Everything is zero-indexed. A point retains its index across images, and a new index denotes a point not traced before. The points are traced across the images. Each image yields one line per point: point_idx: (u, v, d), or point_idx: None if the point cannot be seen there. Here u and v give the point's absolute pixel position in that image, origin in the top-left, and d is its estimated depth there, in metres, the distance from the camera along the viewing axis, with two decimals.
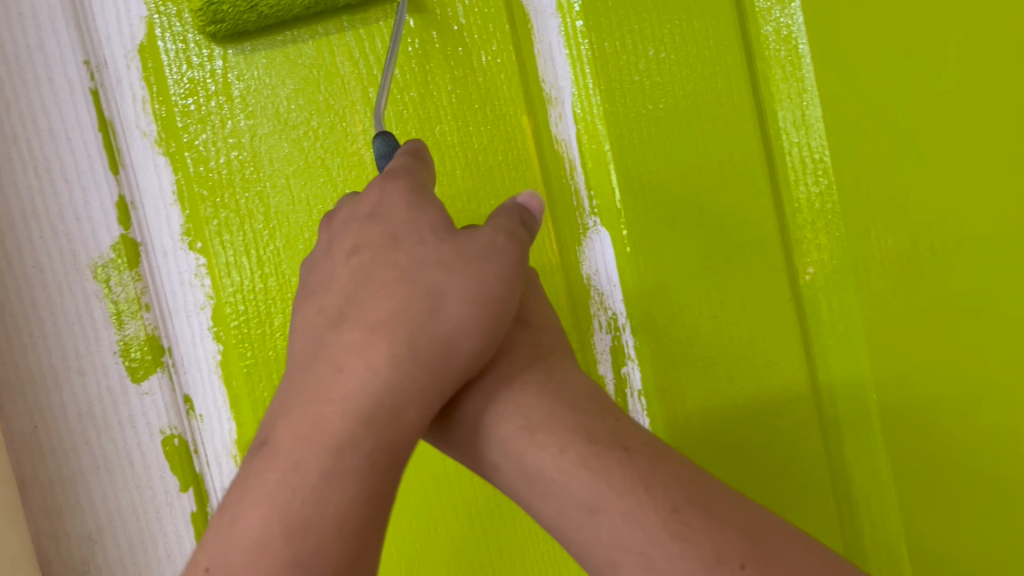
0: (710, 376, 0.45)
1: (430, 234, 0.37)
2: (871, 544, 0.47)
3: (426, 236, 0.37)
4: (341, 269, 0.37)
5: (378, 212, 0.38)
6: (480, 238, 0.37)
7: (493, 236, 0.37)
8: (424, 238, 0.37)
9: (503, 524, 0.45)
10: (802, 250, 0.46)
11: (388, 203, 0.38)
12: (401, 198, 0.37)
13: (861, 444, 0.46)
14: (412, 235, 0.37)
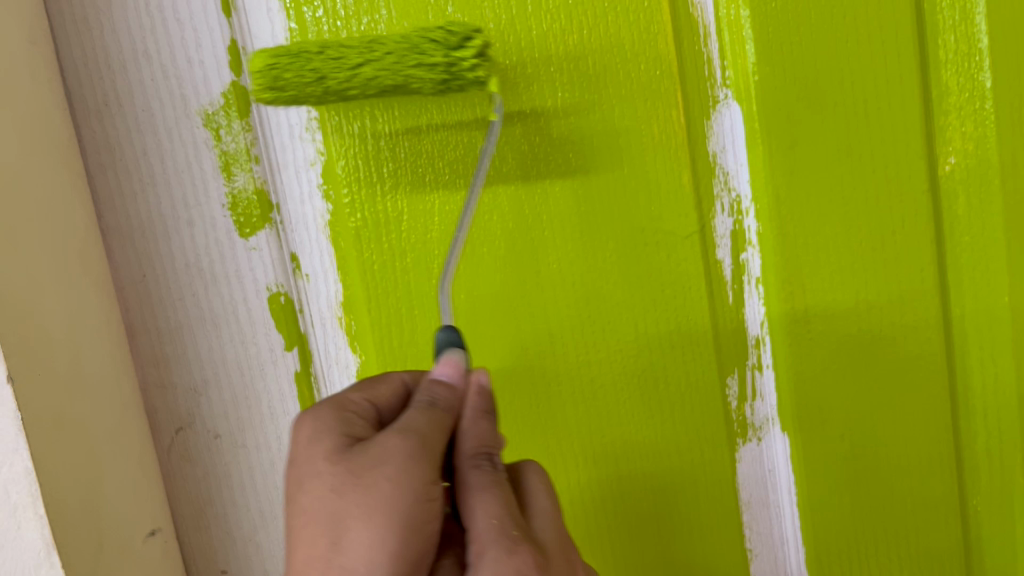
0: (836, 267, 0.43)
1: (323, 463, 0.32)
2: (983, 446, 0.46)
3: (320, 467, 0.32)
4: (304, 512, 0.31)
5: (290, 456, 0.33)
6: (374, 446, 0.32)
7: (381, 482, 0.30)
8: (318, 471, 0.32)
9: (603, 412, 0.43)
10: (945, 138, 0.42)
11: (298, 438, 0.33)
12: (402, 420, 0.33)
13: (984, 345, 0.44)
14: (309, 471, 0.32)
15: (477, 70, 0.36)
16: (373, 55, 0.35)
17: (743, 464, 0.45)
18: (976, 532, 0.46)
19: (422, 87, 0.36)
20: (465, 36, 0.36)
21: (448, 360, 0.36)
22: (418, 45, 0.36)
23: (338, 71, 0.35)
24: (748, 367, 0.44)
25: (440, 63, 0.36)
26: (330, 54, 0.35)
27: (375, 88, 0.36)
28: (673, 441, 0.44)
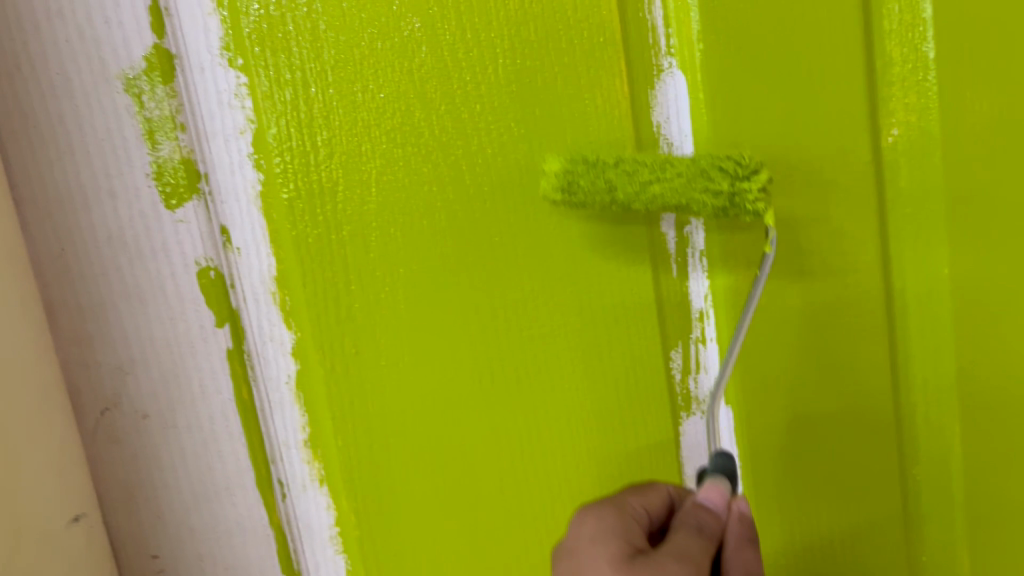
0: (778, 239, 0.43)
1: (604, 564, 0.36)
2: (922, 416, 0.46)
3: (599, 564, 0.37)
4: None
5: (572, 549, 0.38)
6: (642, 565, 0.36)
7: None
8: (598, 567, 0.36)
9: (547, 390, 0.42)
10: (889, 109, 0.42)
11: (579, 532, 0.39)
12: (676, 546, 0.36)
13: (925, 317, 0.45)
14: None
15: (758, 201, 0.37)
16: (666, 176, 0.38)
17: (688, 439, 0.44)
18: (917, 501, 0.47)
19: (701, 206, 0.39)
20: (753, 168, 0.37)
21: (714, 486, 0.38)
22: (707, 170, 0.38)
23: (629, 184, 0.39)
24: (693, 340, 0.43)
25: (724, 191, 0.38)
26: (624, 167, 0.39)
27: (662, 203, 0.39)
28: (618, 416, 0.43)
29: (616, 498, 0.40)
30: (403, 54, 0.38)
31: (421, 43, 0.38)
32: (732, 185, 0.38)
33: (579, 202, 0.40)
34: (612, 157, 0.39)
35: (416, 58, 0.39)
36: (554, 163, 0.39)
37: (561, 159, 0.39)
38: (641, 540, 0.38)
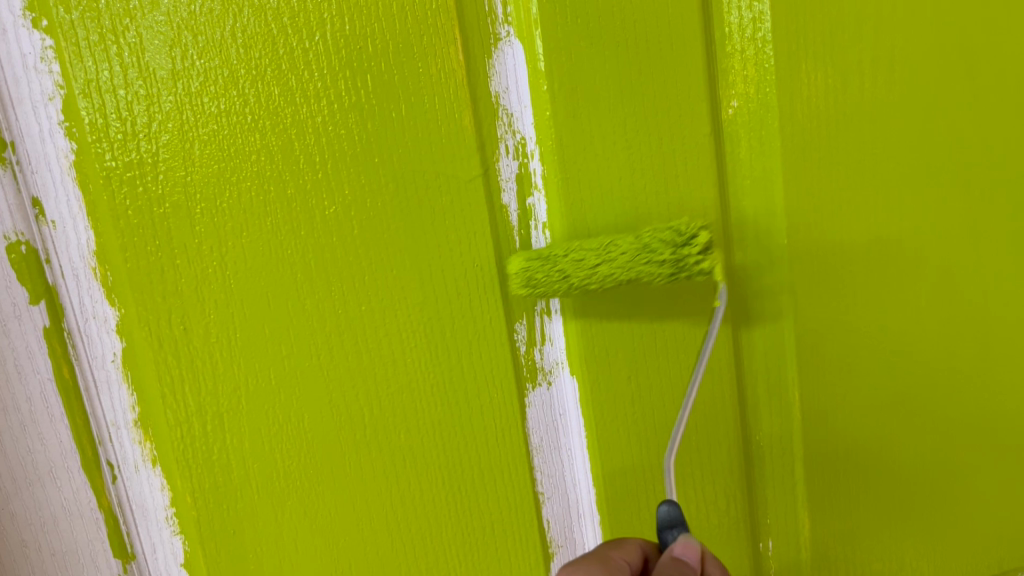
0: (619, 212, 0.43)
1: None
2: (764, 385, 0.47)
3: None
4: None
5: None
6: None
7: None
8: None
9: (388, 362, 0.42)
10: (729, 81, 0.43)
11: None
12: None
13: (766, 287, 0.45)
14: None
15: (702, 262, 0.40)
16: (612, 256, 0.40)
17: (532, 411, 0.45)
18: (761, 465, 0.48)
19: (649, 279, 0.40)
20: (692, 235, 0.39)
21: (688, 543, 0.39)
22: (649, 245, 0.40)
23: (580, 269, 0.39)
24: (536, 313, 0.44)
25: (669, 259, 0.40)
26: (575, 255, 0.40)
27: (612, 282, 0.40)
28: (462, 391, 0.43)
29: (597, 551, 0.40)
30: (226, 19, 0.37)
31: (243, 8, 0.37)
32: (677, 255, 0.39)
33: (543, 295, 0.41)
34: (562, 247, 0.40)
35: (238, 22, 0.37)
36: (515, 263, 0.40)
37: (520, 258, 0.40)
38: None
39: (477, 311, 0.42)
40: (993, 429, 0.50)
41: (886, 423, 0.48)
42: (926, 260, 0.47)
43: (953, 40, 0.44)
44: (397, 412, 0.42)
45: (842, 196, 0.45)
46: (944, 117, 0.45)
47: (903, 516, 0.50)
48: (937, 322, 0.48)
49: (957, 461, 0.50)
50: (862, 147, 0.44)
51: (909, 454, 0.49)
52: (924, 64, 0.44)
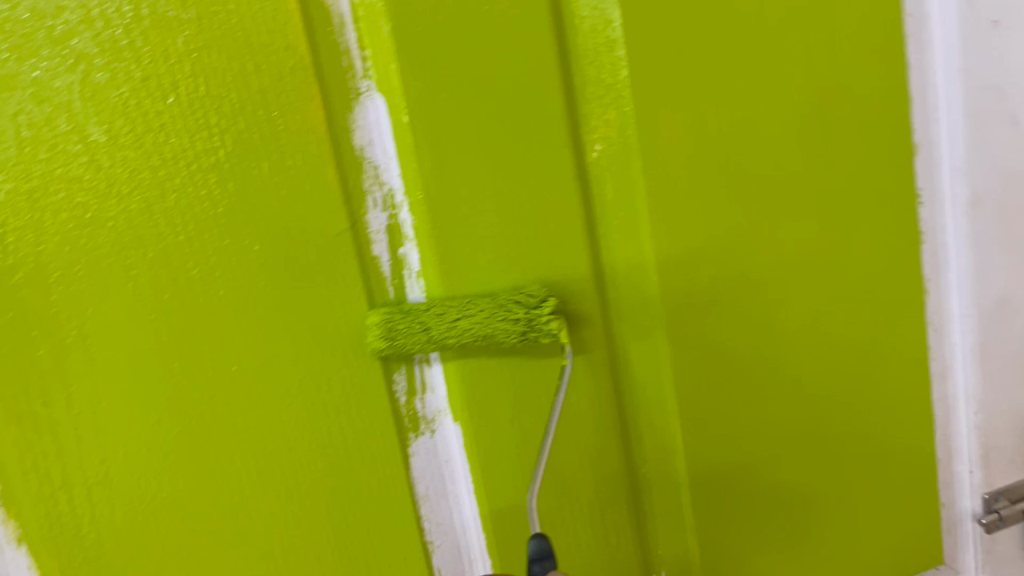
0: (490, 258, 0.43)
1: None
2: (646, 417, 0.48)
3: None
4: None
5: None
6: None
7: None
8: None
9: (263, 421, 0.42)
10: (590, 125, 0.44)
11: None
12: None
13: (638, 320, 0.47)
14: None
15: (552, 322, 0.40)
16: (469, 311, 0.41)
17: (416, 460, 0.45)
18: (648, 497, 0.49)
19: (505, 339, 0.41)
20: (543, 298, 0.41)
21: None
22: (505, 304, 0.41)
23: (439, 323, 0.41)
24: (416, 363, 0.43)
25: (522, 317, 0.41)
26: (436, 309, 0.41)
27: (469, 340, 0.41)
28: (342, 446, 0.43)
29: None
30: (72, 88, 0.36)
31: (89, 76, 0.37)
32: (529, 315, 0.41)
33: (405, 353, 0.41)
34: (426, 303, 0.41)
35: (85, 90, 0.37)
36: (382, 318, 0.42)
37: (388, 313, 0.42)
38: None
39: (355, 366, 0.42)
40: (865, 445, 0.53)
41: (763, 444, 0.50)
42: (789, 287, 0.49)
43: (800, 78, 0.46)
44: (274, 471, 0.42)
45: (708, 231, 0.46)
46: (796, 152, 0.47)
47: (788, 536, 0.52)
48: (803, 346, 0.50)
49: (833, 479, 0.52)
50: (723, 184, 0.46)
51: (787, 472, 0.51)
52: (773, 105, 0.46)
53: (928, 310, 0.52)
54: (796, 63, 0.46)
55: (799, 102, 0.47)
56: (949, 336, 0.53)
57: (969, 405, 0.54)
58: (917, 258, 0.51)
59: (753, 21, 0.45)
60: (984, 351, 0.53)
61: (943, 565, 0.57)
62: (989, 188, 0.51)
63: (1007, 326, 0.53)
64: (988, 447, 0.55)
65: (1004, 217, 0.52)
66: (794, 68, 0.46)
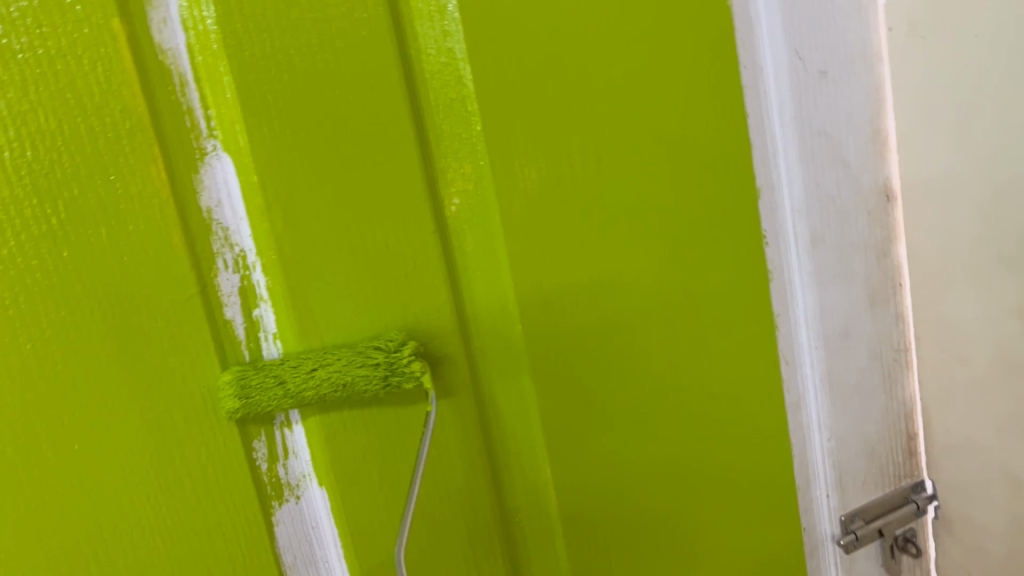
0: (349, 315, 0.42)
1: None
2: (516, 464, 0.48)
3: None
4: None
5: None
6: None
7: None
8: None
9: (111, 502, 0.39)
10: (447, 179, 0.44)
11: None
12: None
13: (505, 368, 0.47)
14: None
15: (413, 364, 0.40)
16: (326, 360, 0.40)
17: (282, 528, 0.43)
18: (523, 542, 0.49)
19: (365, 386, 0.40)
20: (401, 341, 0.41)
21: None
22: (363, 351, 0.40)
23: (296, 375, 0.40)
24: (276, 427, 0.42)
25: (382, 362, 0.40)
26: (291, 362, 0.40)
27: (329, 391, 0.40)
28: (201, 521, 0.40)
29: None
30: None
31: None
32: (390, 359, 0.40)
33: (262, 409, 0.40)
34: (281, 357, 0.40)
35: None
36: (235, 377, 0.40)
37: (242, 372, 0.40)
38: None
39: (210, 435, 0.40)
40: (731, 478, 0.54)
41: (634, 483, 0.51)
42: (649, 329, 0.50)
43: (647, 128, 0.48)
44: (126, 553, 0.40)
45: (568, 278, 0.47)
46: (649, 199, 0.49)
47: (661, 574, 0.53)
48: (666, 385, 0.51)
49: (702, 514, 0.54)
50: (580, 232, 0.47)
51: (658, 509, 0.52)
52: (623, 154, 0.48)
53: (781, 344, 0.55)
54: (643, 113, 0.48)
55: (648, 150, 0.48)
56: (801, 366, 0.56)
57: (822, 433, 0.57)
58: (768, 296, 0.53)
59: (599, 74, 0.46)
60: (832, 380, 0.56)
61: None
62: (826, 227, 0.54)
63: (852, 356, 0.57)
64: (841, 470, 0.58)
65: (840, 251, 0.55)
66: (641, 118, 0.48)
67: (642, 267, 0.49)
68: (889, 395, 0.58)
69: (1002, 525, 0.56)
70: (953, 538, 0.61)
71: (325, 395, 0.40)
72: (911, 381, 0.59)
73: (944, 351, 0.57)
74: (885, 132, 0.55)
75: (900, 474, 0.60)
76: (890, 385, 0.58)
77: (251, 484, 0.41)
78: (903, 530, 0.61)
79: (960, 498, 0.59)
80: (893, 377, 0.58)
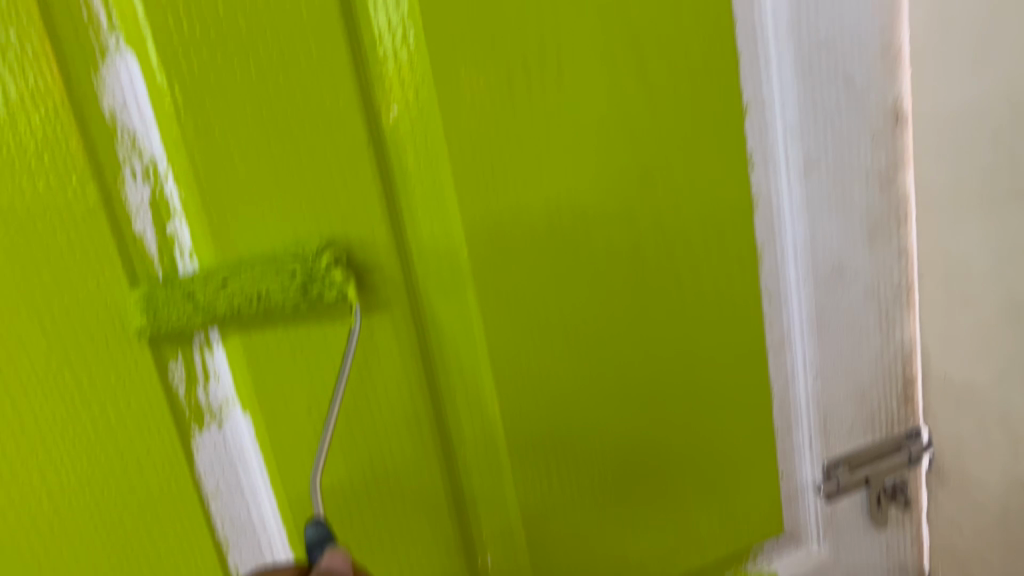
0: (271, 233, 0.39)
1: None
2: (461, 397, 0.45)
3: None
4: None
5: None
6: None
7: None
8: None
9: (15, 420, 0.37)
10: (383, 85, 0.40)
11: None
12: None
13: (450, 296, 0.43)
14: None
15: (333, 272, 0.38)
16: (239, 270, 0.37)
17: (202, 455, 0.41)
18: (469, 477, 0.47)
19: (283, 299, 0.37)
20: (320, 250, 0.38)
21: (337, 551, 0.36)
22: (280, 261, 0.38)
23: (206, 288, 0.37)
24: (195, 349, 0.40)
25: (300, 271, 0.37)
26: (202, 275, 0.37)
27: (244, 306, 0.37)
28: (112, 441, 0.39)
29: None
30: None
31: None
32: (306, 268, 0.38)
33: (172, 329, 0.38)
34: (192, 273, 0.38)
35: None
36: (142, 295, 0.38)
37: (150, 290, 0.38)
38: None
39: (119, 355, 0.38)
40: (701, 420, 0.51)
41: (592, 420, 0.48)
42: (615, 258, 0.46)
43: (617, 35, 0.43)
44: (34, 474, 0.38)
45: (521, 199, 0.43)
46: (617, 115, 0.44)
47: (620, 517, 0.50)
48: (633, 318, 0.47)
49: (668, 456, 0.51)
50: (536, 149, 0.43)
51: (619, 447, 0.49)
52: (588, 63, 0.43)
53: (764, 279, 0.50)
54: (612, 17, 0.43)
55: (618, 60, 0.43)
56: (786, 303, 0.51)
57: (808, 374, 0.53)
58: (752, 225, 0.49)
59: None
60: (822, 317, 0.52)
61: (786, 533, 0.56)
62: (823, 151, 0.49)
63: (845, 293, 0.52)
64: (826, 414, 0.54)
65: (837, 177, 0.50)
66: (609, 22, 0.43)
67: (608, 190, 0.45)
68: (886, 337, 0.54)
69: (999, 480, 0.52)
70: (944, 490, 0.57)
71: (239, 310, 0.37)
72: (912, 322, 0.55)
73: (948, 290, 0.52)
74: (897, 44, 0.49)
75: (893, 421, 0.56)
76: (888, 326, 0.54)
77: (166, 407, 0.39)
78: (894, 480, 0.57)
79: (954, 449, 0.55)
80: (892, 318, 0.54)
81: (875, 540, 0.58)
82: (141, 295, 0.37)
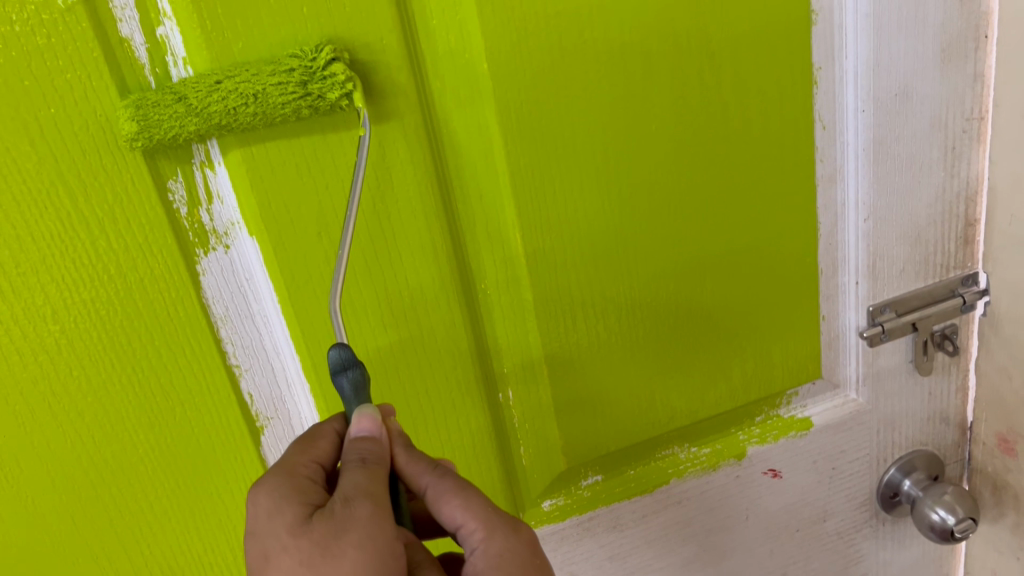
0: (271, 40, 0.35)
1: (288, 538, 0.34)
2: (482, 229, 0.43)
3: (285, 539, 0.34)
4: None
5: (266, 518, 0.34)
6: (348, 488, 0.34)
7: (349, 554, 0.33)
8: (283, 544, 0.34)
9: (11, 238, 0.36)
10: None
11: (256, 511, 0.35)
12: (348, 489, 0.34)
13: (469, 117, 0.40)
14: (275, 547, 0.34)
15: (335, 67, 0.35)
16: (232, 69, 0.34)
17: (209, 279, 0.40)
18: (490, 312, 0.45)
19: (282, 99, 0.34)
20: (318, 46, 0.35)
21: (364, 415, 0.36)
22: (276, 59, 0.35)
23: (198, 89, 0.34)
24: (195, 167, 0.37)
25: (299, 68, 0.34)
26: (192, 77, 0.34)
27: (240, 109, 0.34)
28: (115, 264, 0.37)
29: (282, 458, 0.37)
30: None
31: None
32: (303, 65, 0.35)
33: (165, 137, 0.35)
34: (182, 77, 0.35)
35: None
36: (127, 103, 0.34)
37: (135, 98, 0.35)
38: (318, 494, 0.36)
39: (115, 172, 0.36)
40: (738, 259, 0.48)
41: (622, 256, 0.45)
42: (651, 80, 0.42)
43: None
44: (37, 293, 0.37)
45: (548, 9, 0.38)
46: None
47: (647, 355, 0.49)
48: (670, 147, 0.44)
49: (701, 297, 0.48)
50: None
51: (648, 285, 0.47)
52: None
53: (818, 105, 0.46)
54: None
55: None
56: (841, 132, 0.47)
57: (860, 212, 0.49)
58: (808, 43, 0.44)
59: None
60: (881, 149, 0.47)
61: (822, 381, 0.54)
62: None
63: (909, 122, 0.47)
64: (877, 256, 0.50)
65: None
66: None
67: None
68: (949, 172, 0.50)
69: None
70: (998, 339, 0.54)
71: (236, 114, 0.34)
72: (981, 157, 0.50)
73: None
74: None
75: (949, 264, 0.53)
76: (953, 161, 0.49)
77: (167, 229, 0.37)
78: (943, 326, 0.54)
79: (1014, 295, 0.51)
80: (959, 151, 0.49)
81: (918, 386, 0.56)
82: (127, 100, 0.34)
